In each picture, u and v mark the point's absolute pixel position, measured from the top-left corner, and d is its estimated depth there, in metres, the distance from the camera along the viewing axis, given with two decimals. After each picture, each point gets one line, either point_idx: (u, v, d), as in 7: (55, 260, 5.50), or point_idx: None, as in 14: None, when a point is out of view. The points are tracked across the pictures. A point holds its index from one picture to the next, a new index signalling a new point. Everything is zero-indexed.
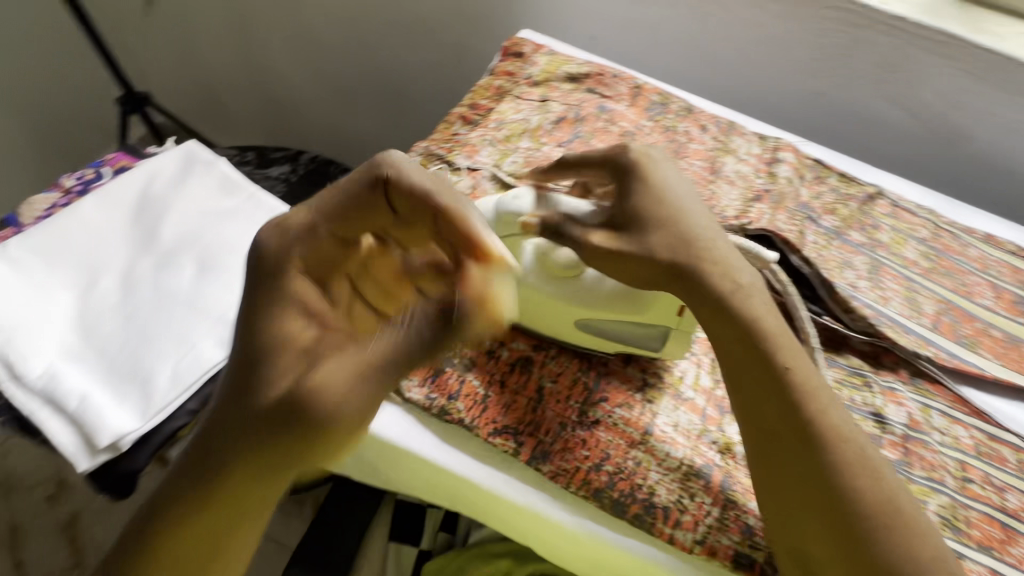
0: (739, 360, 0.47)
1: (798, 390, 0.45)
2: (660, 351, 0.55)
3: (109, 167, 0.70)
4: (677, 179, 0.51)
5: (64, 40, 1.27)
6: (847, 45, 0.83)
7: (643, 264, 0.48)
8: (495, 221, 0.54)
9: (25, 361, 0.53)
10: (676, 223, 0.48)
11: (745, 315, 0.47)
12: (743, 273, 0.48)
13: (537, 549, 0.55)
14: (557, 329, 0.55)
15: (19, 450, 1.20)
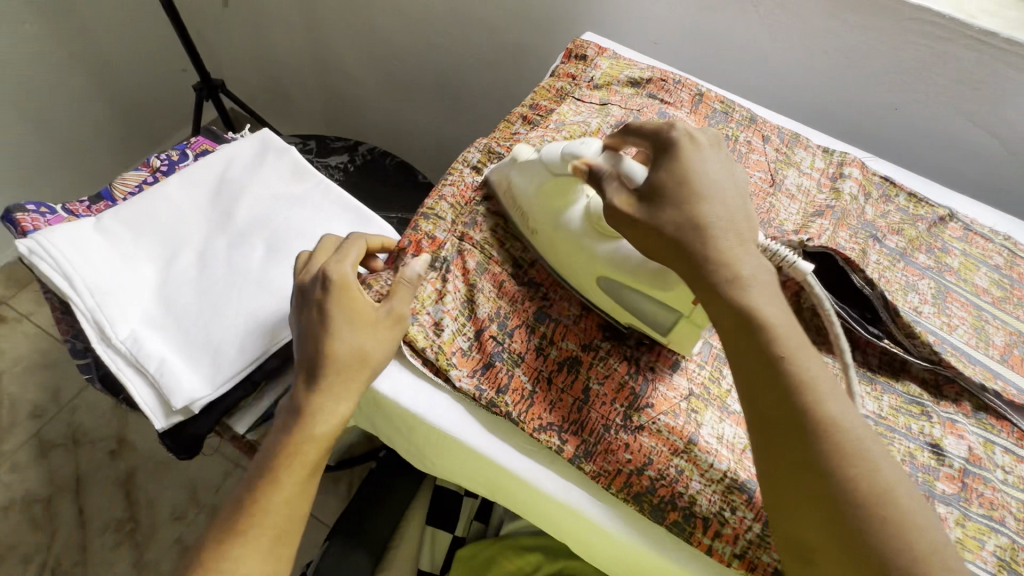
0: (735, 344, 0.45)
1: (794, 379, 0.42)
2: (667, 337, 0.55)
3: (192, 150, 0.75)
4: (716, 163, 0.49)
5: (148, 28, 1.35)
6: (927, 59, 0.79)
7: (651, 235, 0.47)
8: (559, 162, 0.54)
9: (112, 324, 0.58)
10: (694, 205, 0.46)
11: (742, 302, 0.44)
12: (745, 264, 0.45)
13: (570, 544, 0.56)
14: (580, 279, 0.56)
15: (87, 407, 1.30)
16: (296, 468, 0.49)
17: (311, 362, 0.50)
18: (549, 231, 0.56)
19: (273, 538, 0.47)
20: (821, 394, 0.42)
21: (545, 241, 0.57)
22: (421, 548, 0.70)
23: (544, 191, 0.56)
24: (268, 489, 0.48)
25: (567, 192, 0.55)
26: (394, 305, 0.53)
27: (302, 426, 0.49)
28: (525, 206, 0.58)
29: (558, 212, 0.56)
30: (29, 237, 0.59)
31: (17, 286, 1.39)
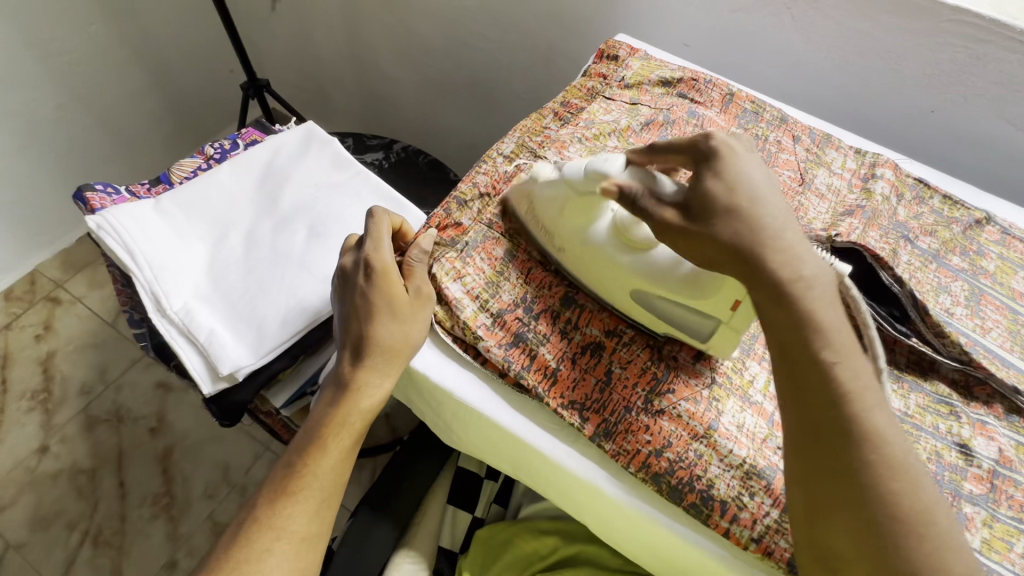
0: (788, 346, 0.45)
1: (844, 389, 0.43)
2: (707, 343, 0.55)
3: (242, 140, 0.80)
4: (756, 170, 0.48)
5: (200, 31, 1.43)
6: (965, 61, 0.78)
7: (707, 243, 0.46)
8: (582, 179, 0.54)
9: (167, 296, 0.62)
10: (749, 209, 0.46)
11: (803, 303, 0.44)
12: (807, 264, 0.45)
13: (589, 522, 0.58)
14: (613, 292, 0.57)
15: (130, 386, 1.37)
16: (343, 437, 0.52)
17: (357, 342, 0.54)
18: (577, 248, 0.57)
19: (320, 501, 0.50)
20: (869, 404, 0.43)
21: (573, 257, 0.58)
22: (441, 526, 0.72)
23: (568, 209, 0.56)
24: (317, 455, 0.51)
25: (592, 209, 0.56)
26: (421, 286, 0.56)
27: (349, 398, 0.52)
28: (551, 224, 0.58)
29: (584, 228, 0.56)
30: (97, 214, 0.64)
31: (72, 270, 1.48)
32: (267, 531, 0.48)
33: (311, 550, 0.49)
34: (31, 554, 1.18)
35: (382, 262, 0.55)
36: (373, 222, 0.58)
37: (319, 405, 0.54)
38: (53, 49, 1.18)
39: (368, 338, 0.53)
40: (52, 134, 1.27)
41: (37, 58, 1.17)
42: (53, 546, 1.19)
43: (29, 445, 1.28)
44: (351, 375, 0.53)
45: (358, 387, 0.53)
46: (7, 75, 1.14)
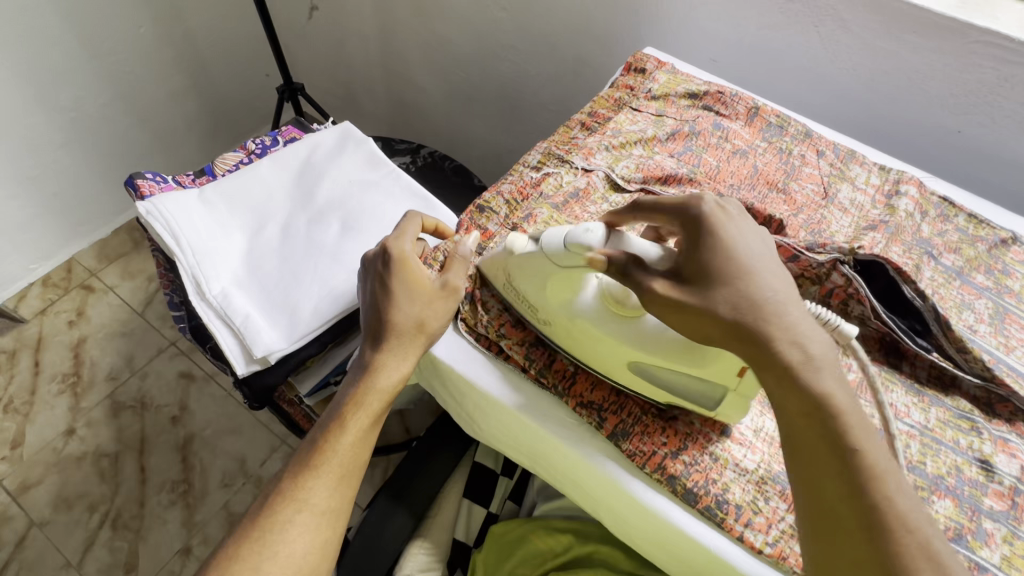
0: (799, 431, 0.44)
1: (862, 473, 0.42)
2: (715, 411, 0.52)
3: (282, 137, 0.85)
4: (751, 238, 0.48)
5: (242, 36, 1.50)
6: (993, 82, 0.79)
7: (704, 318, 0.46)
8: (564, 253, 0.51)
9: (208, 281, 0.66)
10: (745, 285, 0.46)
11: (814, 386, 0.44)
12: (815, 344, 0.45)
13: (604, 516, 0.59)
14: (607, 365, 0.54)
15: (153, 375, 1.41)
16: (362, 416, 0.54)
17: (376, 328, 0.56)
18: (566, 322, 0.54)
19: (339, 475, 0.52)
20: (890, 490, 0.41)
21: (561, 331, 0.55)
22: (456, 520, 0.73)
23: (550, 285, 0.54)
24: (338, 432, 0.53)
25: (575, 282, 0.53)
26: (449, 278, 0.58)
27: (371, 378, 0.55)
28: (533, 299, 0.56)
29: (569, 302, 0.54)
30: (148, 200, 0.69)
31: (107, 261, 1.54)
32: (290, 503, 0.50)
33: (331, 525, 0.51)
34: (53, 533, 1.21)
35: (402, 252, 0.57)
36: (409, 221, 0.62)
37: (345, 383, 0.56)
38: (102, 50, 1.25)
39: (386, 324, 0.55)
40: (97, 129, 1.34)
41: (88, 58, 1.24)
42: (73, 526, 1.22)
43: (56, 428, 1.32)
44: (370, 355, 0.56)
45: (379, 366, 0.55)
46: (59, 72, 1.21)
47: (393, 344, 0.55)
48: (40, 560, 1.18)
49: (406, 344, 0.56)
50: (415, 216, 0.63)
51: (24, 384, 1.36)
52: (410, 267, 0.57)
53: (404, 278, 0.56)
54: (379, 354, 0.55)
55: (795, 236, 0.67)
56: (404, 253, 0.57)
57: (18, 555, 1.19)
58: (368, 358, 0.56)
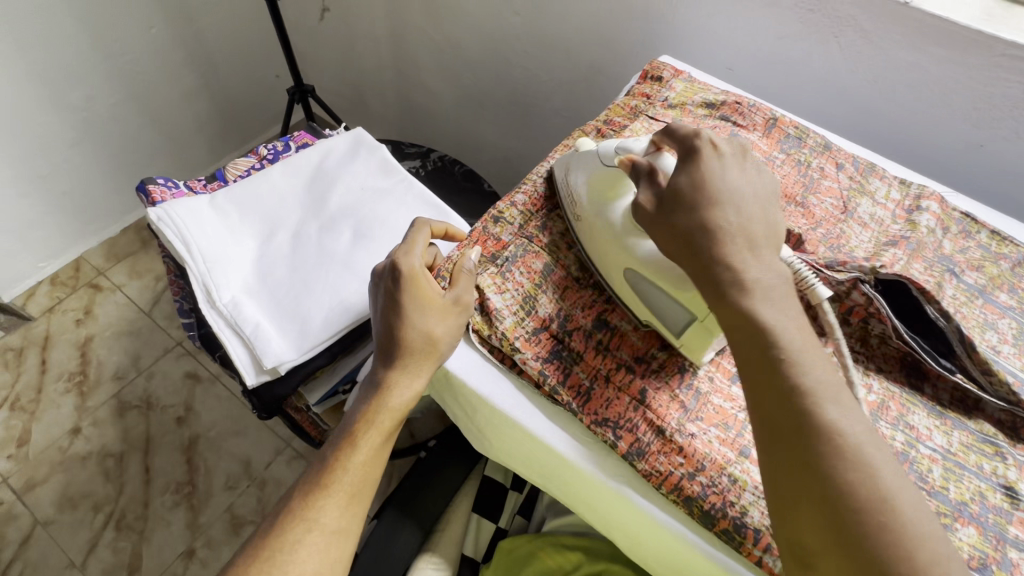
0: (737, 345, 0.46)
1: (796, 384, 0.43)
2: (679, 340, 0.56)
3: (294, 142, 0.85)
4: (737, 174, 0.51)
5: (254, 37, 1.50)
6: (1018, 97, 0.77)
7: (667, 232, 0.50)
8: (612, 157, 0.60)
9: (218, 289, 0.65)
10: (709, 211, 0.49)
11: (750, 305, 0.46)
12: (766, 272, 0.47)
13: (590, 519, 0.59)
14: (610, 271, 0.59)
15: (159, 376, 1.40)
16: (374, 434, 0.53)
17: (388, 345, 0.56)
18: (591, 218, 0.60)
19: (351, 494, 0.52)
20: (823, 399, 0.43)
21: (585, 226, 0.61)
22: (465, 535, 0.72)
23: (596, 183, 0.60)
24: (349, 449, 0.53)
25: (616, 186, 0.59)
26: (460, 293, 0.57)
27: (381, 397, 0.54)
28: (577, 197, 0.62)
29: (603, 204, 0.59)
30: (159, 207, 0.68)
31: (115, 260, 1.53)
32: (300, 522, 0.49)
33: (343, 544, 0.50)
34: (58, 532, 1.21)
35: (409, 268, 0.57)
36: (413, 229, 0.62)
37: (359, 399, 0.56)
38: (114, 50, 1.25)
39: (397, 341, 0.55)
40: (107, 129, 1.34)
41: (100, 57, 1.24)
42: (78, 526, 1.22)
43: (62, 426, 1.32)
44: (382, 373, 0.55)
45: (391, 384, 0.55)
46: (72, 71, 1.21)
47: (405, 363, 0.55)
48: (45, 559, 1.18)
49: (416, 362, 0.55)
50: (423, 223, 0.63)
51: (31, 382, 1.36)
52: (419, 284, 0.56)
53: (411, 295, 0.56)
54: (390, 371, 0.55)
55: (814, 252, 0.66)
56: (411, 269, 0.57)
57: (23, 554, 1.19)
58: (380, 376, 0.56)
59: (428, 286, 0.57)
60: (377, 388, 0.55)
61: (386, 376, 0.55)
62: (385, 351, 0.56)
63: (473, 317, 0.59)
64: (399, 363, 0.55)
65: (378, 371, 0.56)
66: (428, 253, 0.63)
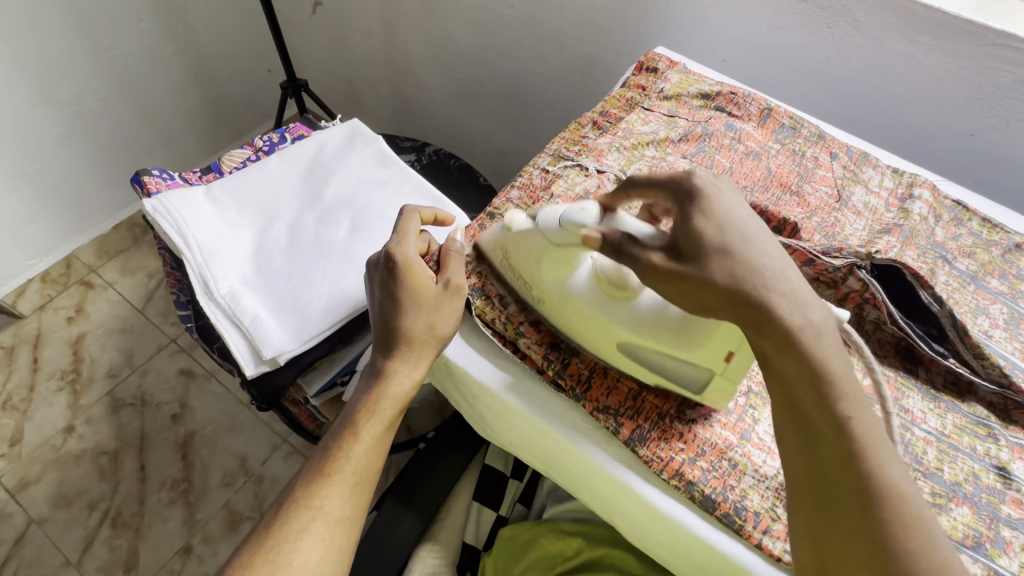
0: (796, 398, 0.45)
1: (858, 442, 0.43)
2: (701, 395, 0.53)
3: (290, 134, 0.84)
4: (742, 208, 0.48)
5: (244, 30, 1.48)
6: (1009, 85, 0.78)
7: (701, 286, 0.45)
8: (559, 230, 0.53)
9: (215, 280, 0.65)
10: (744, 250, 0.45)
11: (814, 357, 0.44)
12: (814, 311, 0.44)
13: (599, 511, 0.60)
14: (598, 345, 0.55)
15: (152, 374, 1.39)
16: (376, 423, 0.54)
17: (388, 334, 0.56)
18: (557, 299, 0.55)
19: (354, 483, 0.52)
20: (884, 460, 0.43)
21: (554, 307, 0.56)
22: (466, 522, 0.73)
23: (544, 262, 0.55)
24: (351, 439, 0.53)
25: (570, 260, 0.54)
26: (450, 278, 0.57)
27: (382, 386, 0.54)
28: (528, 277, 0.57)
29: (563, 280, 0.55)
30: (155, 198, 0.68)
31: (106, 257, 1.52)
32: (305, 511, 0.49)
33: (345, 534, 0.50)
34: (52, 530, 1.20)
35: (401, 257, 0.56)
36: (402, 217, 0.62)
37: (359, 387, 0.56)
38: (103, 44, 1.23)
39: (398, 332, 0.54)
40: (97, 124, 1.32)
41: (89, 51, 1.22)
42: (72, 525, 1.21)
43: (55, 425, 1.31)
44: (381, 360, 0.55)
45: (390, 373, 0.55)
46: (60, 66, 1.19)
47: (403, 350, 0.55)
48: (39, 558, 1.17)
49: (415, 349, 0.55)
50: (412, 209, 0.63)
51: (22, 381, 1.35)
52: (414, 271, 0.56)
53: (408, 283, 0.55)
54: (386, 360, 0.55)
55: (810, 240, 0.67)
56: (404, 257, 0.56)
57: (16, 553, 1.17)
58: (379, 365, 0.55)
59: (422, 274, 0.56)
60: (377, 378, 0.55)
61: (385, 365, 0.55)
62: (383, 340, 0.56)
63: (471, 300, 0.59)
64: (397, 351, 0.55)
65: (377, 360, 0.56)
66: (423, 239, 0.63)
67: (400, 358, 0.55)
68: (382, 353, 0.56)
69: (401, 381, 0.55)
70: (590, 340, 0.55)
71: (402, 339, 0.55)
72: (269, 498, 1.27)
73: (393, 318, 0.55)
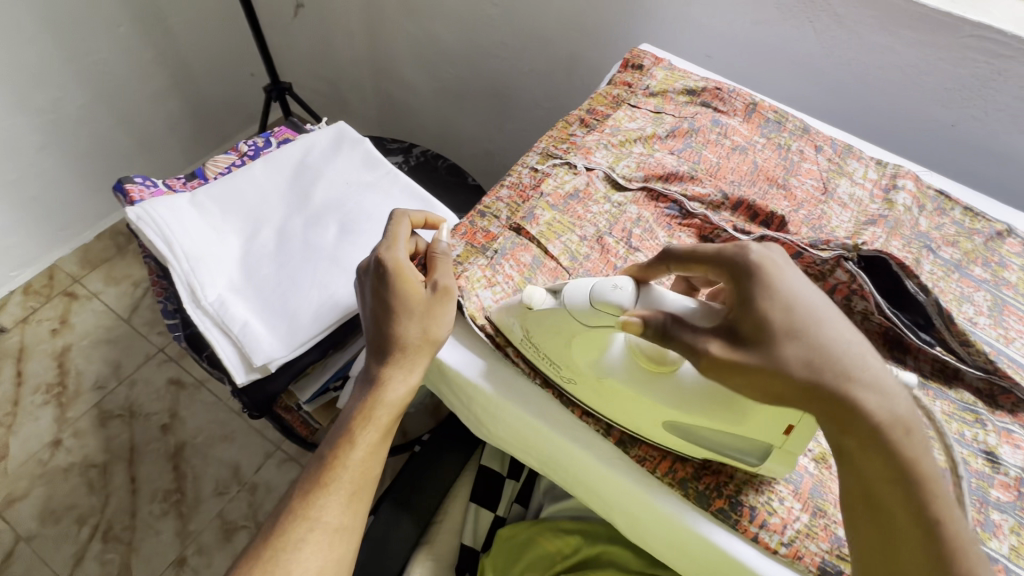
0: (875, 491, 0.44)
1: (946, 540, 0.42)
2: (759, 465, 0.50)
3: (275, 138, 0.84)
4: (807, 282, 0.45)
5: (226, 34, 1.46)
6: (986, 75, 0.79)
7: (770, 376, 0.42)
8: (592, 310, 0.49)
9: (203, 288, 0.64)
10: (817, 335, 0.43)
11: (904, 454, 0.42)
12: (900, 404, 0.43)
13: (618, 525, 0.59)
14: (640, 424, 0.52)
15: (140, 384, 1.37)
16: (372, 431, 0.53)
17: (381, 341, 0.55)
18: (592, 379, 0.52)
19: (351, 491, 0.52)
20: (970, 558, 0.42)
21: (588, 387, 0.53)
22: (464, 524, 0.73)
23: (576, 345, 0.51)
24: (347, 447, 0.52)
25: (601, 340, 0.50)
26: (439, 281, 0.57)
27: (377, 394, 0.54)
28: (557, 358, 0.54)
29: (595, 360, 0.52)
30: (138, 205, 0.67)
31: (90, 266, 1.49)
32: (302, 521, 0.49)
33: (345, 543, 0.51)
34: (41, 547, 1.18)
35: (393, 262, 0.56)
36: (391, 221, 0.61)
37: (352, 396, 0.55)
38: (81, 50, 1.21)
39: (391, 338, 0.54)
40: (76, 131, 1.30)
41: (66, 57, 1.20)
42: (62, 540, 1.19)
43: (41, 439, 1.28)
44: (374, 367, 0.55)
45: (384, 380, 0.54)
46: (37, 73, 1.17)
47: (397, 356, 0.54)
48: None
49: (408, 355, 0.54)
50: (401, 213, 0.62)
51: (6, 395, 1.32)
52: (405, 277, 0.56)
53: (400, 289, 0.55)
54: (380, 367, 0.55)
55: (797, 233, 0.67)
56: (395, 263, 0.56)
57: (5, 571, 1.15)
58: (373, 373, 0.55)
59: (414, 280, 0.56)
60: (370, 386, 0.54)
61: (379, 372, 0.55)
62: (377, 348, 0.55)
63: (463, 304, 0.59)
64: (391, 357, 0.54)
65: (371, 368, 0.55)
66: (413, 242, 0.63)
67: (393, 365, 0.54)
68: (376, 361, 0.55)
69: (396, 388, 0.54)
70: (631, 417, 0.52)
71: (396, 346, 0.54)
72: (263, 507, 1.26)
73: (386, 325, 0.55)
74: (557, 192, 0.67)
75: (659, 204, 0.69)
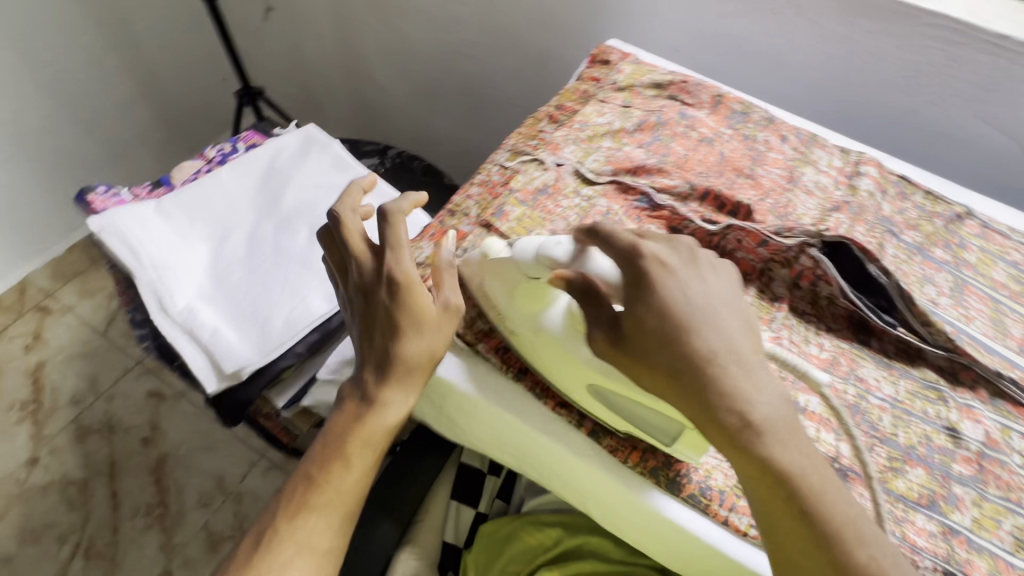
0: (751, 490, 0.44)
1: (826, 531, 0.41)
2: (672, 446, 0.51)
3: (243, 143, 0.83)
4: (696, 287, 0.45)
5: (194, 40, 1.44)
6: (942, 62, 0.81)
7: (641, 370, 0.44)
8: (532, 265, 0.49)
9: (172, 297, 0.64)
10: (682, 340, 0.43)
11: (763, 452, 0.42)
12: (761, 406, 0.42)
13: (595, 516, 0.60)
14: (570, 386, 0.54)
15: (118, 398, 1.35)
16: (368, 453, 0.52)
17: (381, 359, 0.53)
18: (530, 333, 0.53)
19: (342, 515, 0.51)
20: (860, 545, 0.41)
21: (527, 341, 0.54)
22: (446, 522, 0.73)
23: (519, 296, 0.52)
24: (342, 471, 0.51)
25: (542, 297, 0.51)
26: (450, 297, 0.55)
27: (375, 417, 0.52)
28: (502, 306, 0.54)
29: (537, 313, 0.52)
30: (100, 215, 0.66)
31: (63, 280, 1.46)
32: (287, 542, 0.49)
33: (332, 563, 0.51)
34: (20, 567, 1.15)
35: (408, 281, 0.53)
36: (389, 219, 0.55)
37: (337, 414, 0.54)
38: (43, 60, 1.19)
39: (396, 358, 0.52)
40: (42, 143, 1.27)
41: (27, 68, 1.17)
42: (42, 559, 1.16)
43: (18, 457, 1.26)
44: (370, 387, 0.53)
45: (383, 401, 0.53)
46: None
47: (401, 379, 0.53)
48: None
49: (410, 377, 0.53)
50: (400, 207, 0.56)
51: None
52: (416, 295, 0.53)
53: (410, 308, 0.52)
54: (381, 389, 0.53)
55: (763, 221, 0.68)
56: (409, 281, 0.53)
57: None
58: (368, 393, 0.53)
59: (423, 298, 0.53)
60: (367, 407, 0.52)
61: (378, 393, 0.53)
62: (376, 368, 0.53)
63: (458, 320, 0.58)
64: (394, 380, 0.53)
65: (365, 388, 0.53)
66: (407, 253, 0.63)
67: (393, 387, 0.53)
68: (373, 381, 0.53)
69: (394, 409, 0.53)
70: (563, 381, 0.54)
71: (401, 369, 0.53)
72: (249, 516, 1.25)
73: (389, 345, 0.53)
74: (528, 188, 0.68)
75: (629, 197, 0.69)
